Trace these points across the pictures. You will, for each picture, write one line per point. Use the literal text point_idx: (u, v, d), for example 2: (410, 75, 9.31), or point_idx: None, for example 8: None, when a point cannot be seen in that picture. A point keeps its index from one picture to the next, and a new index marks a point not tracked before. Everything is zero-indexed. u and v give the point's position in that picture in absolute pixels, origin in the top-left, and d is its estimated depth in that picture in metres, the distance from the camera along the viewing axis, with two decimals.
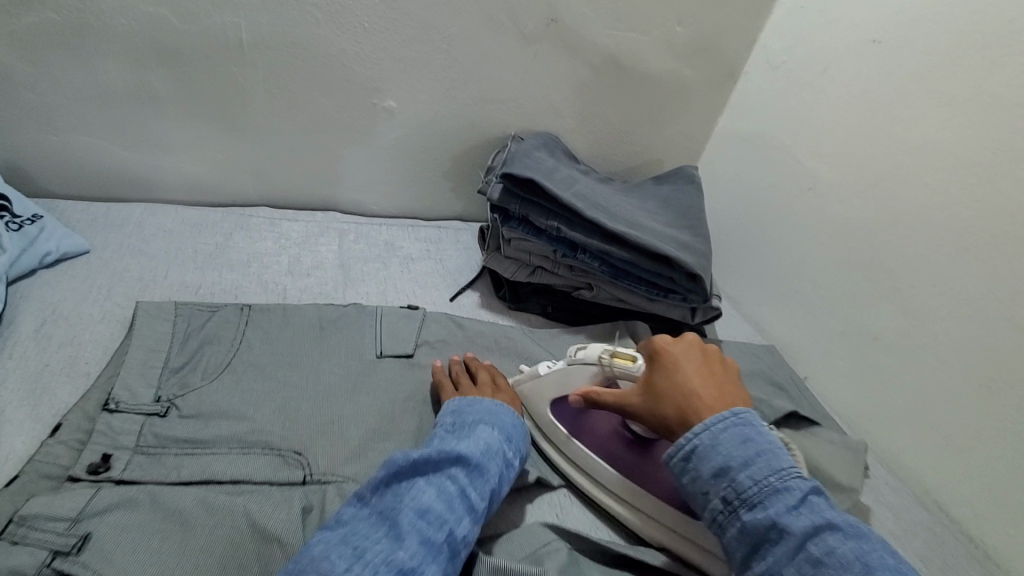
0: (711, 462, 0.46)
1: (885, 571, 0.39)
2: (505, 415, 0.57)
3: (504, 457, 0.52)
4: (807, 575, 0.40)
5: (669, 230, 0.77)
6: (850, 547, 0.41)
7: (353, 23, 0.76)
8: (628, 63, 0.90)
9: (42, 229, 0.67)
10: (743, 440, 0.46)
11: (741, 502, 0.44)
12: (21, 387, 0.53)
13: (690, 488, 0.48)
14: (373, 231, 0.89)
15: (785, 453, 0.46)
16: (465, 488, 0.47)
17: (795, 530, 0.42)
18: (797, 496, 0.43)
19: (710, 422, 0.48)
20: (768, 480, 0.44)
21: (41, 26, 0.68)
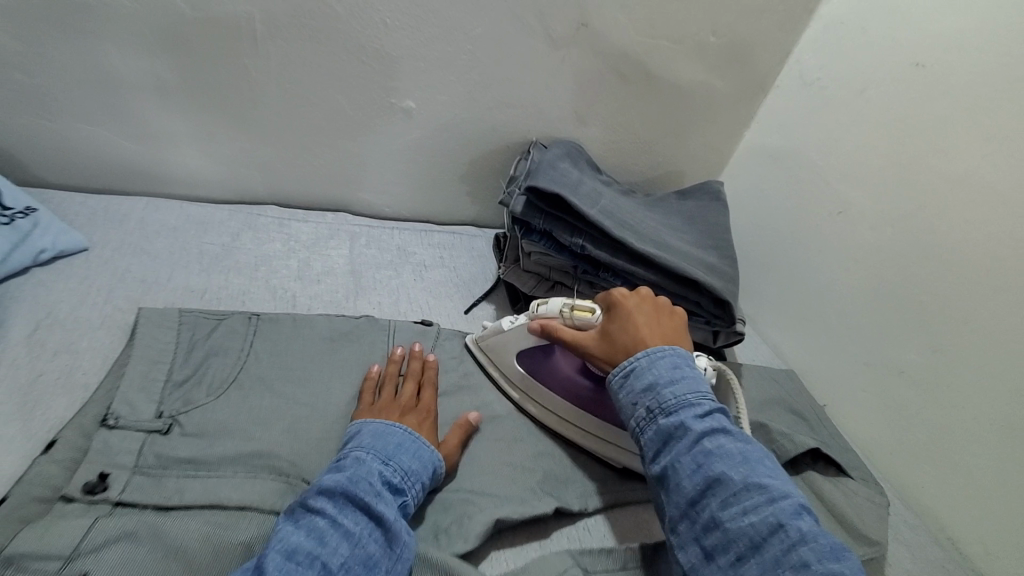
0: (643, 378, 0.53)
1: (762, 467, 0.46)
2: (397, 432, 0.52)
3: (385, 477, 0.47)
4: (699, 461, 0.46)
5: (694, 250, 0.74)
6: (739, 447, 0.47)
7: (374, 19, 0.72)
8: (657, 72, 0.86)
9: (36, 224, 0.63)
10: (674, 366, 0.53)
11: (660, 410, 0.50)
12: (12, 397, 0.49)
13: (620, 401, 0.54)
14: (385, 235, 0.86)
15: (705, 381, 0.52)
16: (335, 518, 0.43)
17: (698, 430, 0.48)
18: (705, 407, 0.50)
19: (650, 351, 0.54)
20: (686, 392, 0.51)
21: (36, 4, 0.63)
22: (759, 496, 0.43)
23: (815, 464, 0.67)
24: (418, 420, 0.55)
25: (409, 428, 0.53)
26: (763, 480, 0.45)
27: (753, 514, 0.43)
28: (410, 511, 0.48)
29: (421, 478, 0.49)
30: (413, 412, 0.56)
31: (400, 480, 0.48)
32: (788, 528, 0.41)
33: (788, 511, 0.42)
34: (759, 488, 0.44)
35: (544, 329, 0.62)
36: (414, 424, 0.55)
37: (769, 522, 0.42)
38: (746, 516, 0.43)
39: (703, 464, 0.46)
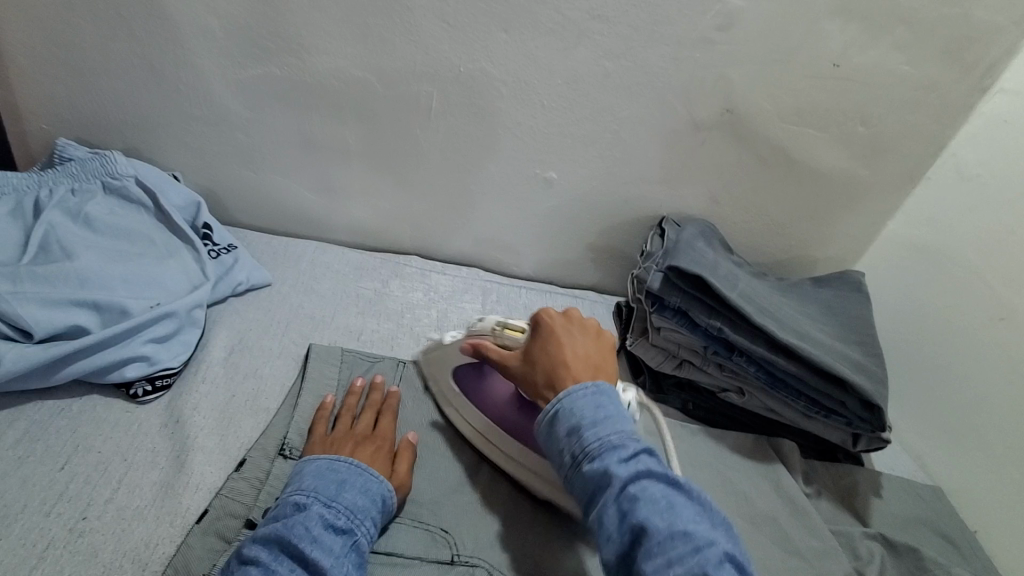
0: (568, 422, 0.49)
1: (687, 510, 0.43)
2: (342, 469, 0.50)
3: (327, 519, 0.45)
4: (624, 509, 0.43)
5: (835, 343, 0.71)
6: (662, 489, 0.44)
7: (534, 100, 0.79)
8: (800, 158, 0.85)
9: (236, 261, 0.73)
10: (598, 406, 0.50)
11: (583, 456, 0.47)
12: (214, 414, 0.56)
13: (549, 447, 0.51)
14: (513, 293, 0.90)
15: (630, 420, 0.49)
16: (269, 566, 0.42)
17: (620, 476, 0.45)
18: (631, 451, 0.46)
19: (571, 391, 0.51)
20: (609, 435, 0.47)
21: (264, 79, 0.77)
22: (685, 547, 0.40)
23: None
24: (371, 452, 0.54)
25: (358, 462, 0.52)
26: (689, 528, 0.42)
27: (679, 566, 0.39)
28: (362, 552, 0.46)
29: (367, 519, 0.47)
30: (366, 446, 0.55)
31: (345, 518, 0.46)
32: None
33: (713, 563, 0.40)
34: (684, 538, 0.41)
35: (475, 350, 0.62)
36: (367, 458, 0.53)
37: None
38: (670, 568, 0.39)
39: (628, 513, 0.43)
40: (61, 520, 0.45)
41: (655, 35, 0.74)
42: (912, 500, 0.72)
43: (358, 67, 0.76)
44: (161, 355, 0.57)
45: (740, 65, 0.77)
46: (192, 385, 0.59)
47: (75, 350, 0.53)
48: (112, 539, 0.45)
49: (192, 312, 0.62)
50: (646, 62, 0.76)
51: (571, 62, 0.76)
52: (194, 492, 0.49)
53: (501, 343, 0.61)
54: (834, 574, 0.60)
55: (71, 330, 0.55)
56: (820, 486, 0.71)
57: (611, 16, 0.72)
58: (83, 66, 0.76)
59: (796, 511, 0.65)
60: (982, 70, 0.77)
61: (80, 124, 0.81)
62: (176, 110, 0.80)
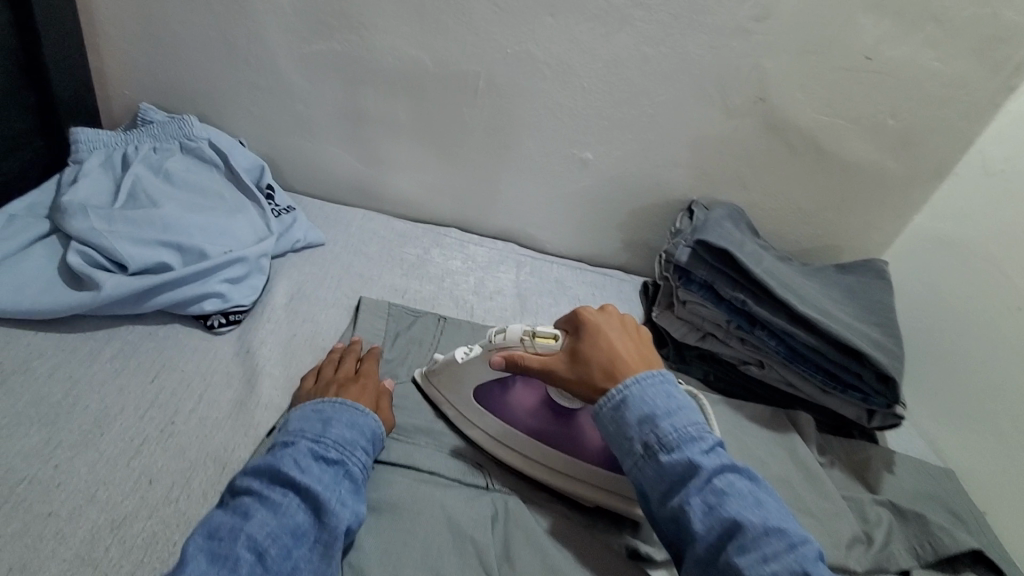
0: (638, 410, 0.52)
1: (769, 503, 0.47)
2: (326, 409, 0.52)
3: (315, 452, 0.48)
4: (711, 502, 0.47)
5: (855, 323, 0.74)
6: (744, 483, 0.48)
7: (575, 82, 0.84)
8: (830, 148, 0.88)
9: (295, 220, 0.80)
10: (669, 397, 0.52)
11: (661, 447, 0.50)
12: (278, 348, 0.63)
13: (614, 434, 0.53)
14: (545, 267, 0.95)
15: (699, 412, 0.53)
16: (262, 495, 0.44)
17: (705, 469, 0.48)
18: (709, 443, 0.50)
19: (639, 378, 0.53)
20: (686, 427, 0.50)
21: (326, 55, 0.84)
22: (778, 539, 0.44)
23: (975, 566, 0.64)
24: (357, 392, 0.56)
25: (343, 399, 0.54)
26: (778, 522, 0.46)
27: (775, 561, 0.43)
28: (354, 477, 0.48)
29: (355, 451, 0.50)
30: (351, 387, 0.57)
31: (334, 450, 0.49)
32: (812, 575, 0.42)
33: (808, 557, 0.43)
34: (777, 534, 0.44)
35: (508, 361, 0.58)
36: (354, 395, 0.56)
37: (794, 570, 0.42)
38: (766, 561, 0.43)
39: (716, 505, 0.47)
40: (154, 422, 0.52)
41: (694, 24, 0.78)
42: (923, 477, 0.75)
43: (413, 46, 0.82)
44: (234, 294, 0.64)
45: (775, 55, 0.80)
46: (259, 322, 0.65)
47: (162, 282, 0.60)
48: (196, 441, 0.51)
49: (260, 260, 0.69)
50: (685, 49, 0.80)
51: (612, 47, 0.80)
52: (264, 409, 0.56)
53: (535, 352, 0.58)
54: (843, 531, 0.63)
55: (158, 266, 0.62)
56: (834, 458, 0.74)
57: (653, 4, 0.77)
58: (167, 38, 0.83)
59: (809, 476, 0.69)
60: (1008, 71, 0.78)
61: (160, 91, 0.89)
62: (246, 82, 0.87)
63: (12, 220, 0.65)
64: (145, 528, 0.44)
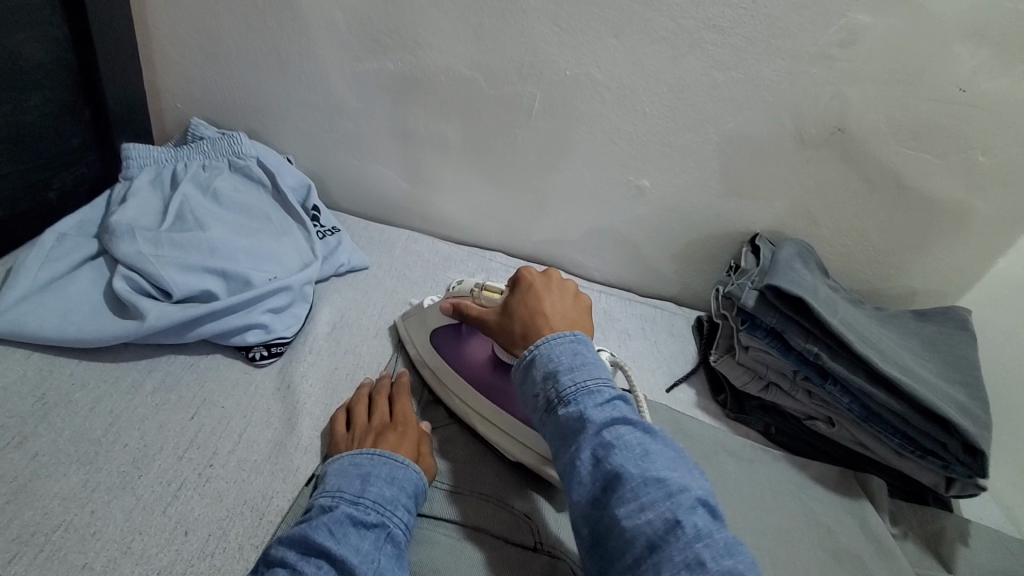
0: (545, 367, 0.50)
1: (660, 455, 0.44)
2: (363, 460, 0.48)
3: (353, 516, 0.43)
4: (599, 455, 0.44)
5: (940, 383, 0.68)
6: (637, 436, 0.45)
7: (637, 107, 0.79)
8: (912, 184, 0.81)
9: (339, 243, 0.77)
10: (575, 353, 0.50)
11: (558, 401, 0.48)
12: (320, 383, 0.60)
13: (529, 393, 0.52)
14: (593, 297, 0.90)
15: (606, 368, 0.50)
16: (295, 567, 0.39)
17: (596, 422, 0.46)
18: (606, 397, 0.47)
19: (549, 338, 0.52)
20: (585, 382, 0.48)
21: (379, 73, 0.81)
22: (656, 490, 0.41)
23: None
24: (396, 436, 0.52)
25: (382, 448, 0.50)
26: (661, 473, 0.43)
27: (649, 510, 0.40)
28: (395, 545, 0.43)
29: (397, 514, 0.45)
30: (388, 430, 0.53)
31: (374, 512, 0.44)
32: (682, 523, 0.39)
33: (684, 506, 0.40)
34: (656, 483, 0.41)
35: (454, 309, 0.62)
36: (393, 441, 0.52)
37: (666, 518, 0.40)
38: (642, 512, 0.40)
39: (602, 458, 0.44)
40: (192, 464, 0.49)
41: (771, 49, 0.72)
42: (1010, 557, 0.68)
43: (468, 66, 0.79)
44: (277, 326, 0.62)
45: (859, 82, 0.74)
46: (301, 354, 0.63)
47: (206, 313, 0.58)
48: (233, 487, 0.49)
49: (305, 287, 0.67)
50: (759, 75, 0.74)
51: (679, 72, 0.75)
52: (303, 452, 0.53)
53: (481, 302, 0.61)
54: None
55: (202, 294, 0.61)
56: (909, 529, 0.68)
57: (727, 26, 0.71)
58: (219, 51, 0.82)
59: (885, 551, 0.62)
60: None
61: (210, 105, 0.88)
62: (296, 98, 0.85)
63: (61, 239, 0.63)
64: None
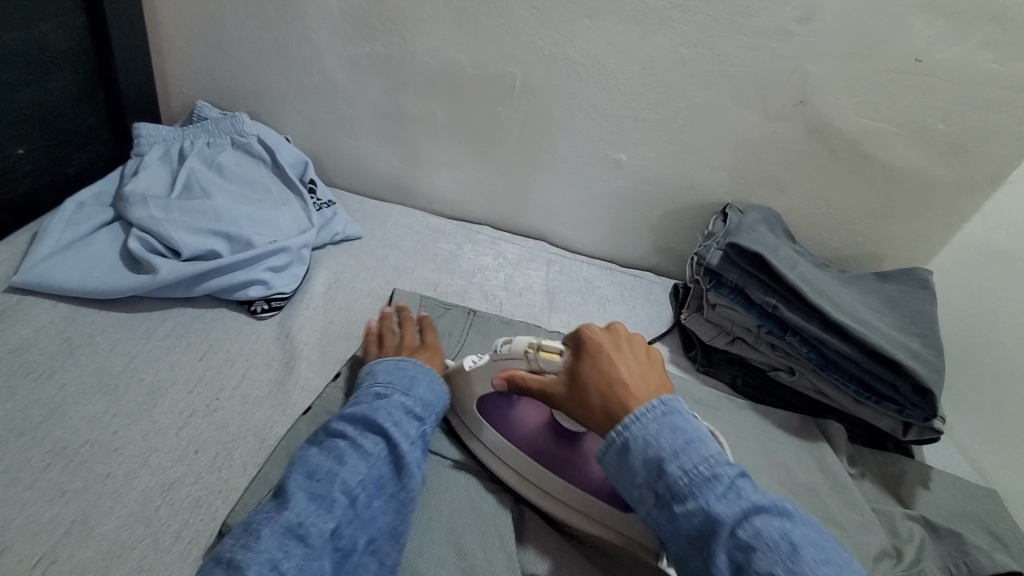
0: (642, 453, 0.45)
1: (808, 549, 0.39)
2: (407, 366, 0.59)
3: (401, 408, 0.54)
4: (738, 560, 0.39)
5: (894, 332, 0.72)
6: (775, 527, 0.40)
7: (611, 84, 0.84)
8: (873, 152, 0.86)
9: (335, 213, 0.83)
10: (675, 431, 0.45)
11: (671, 495, 0.43)
12: (315, 334, 0.66)
13: (625, 484, 0.47)
14: (575, 267, 0.96)
15: (713, 441, 0.45)
16: (354, 441, 0.50)
17: (724, 518, 0.40)
18: (725, 482, 0.42)
19: (639, 415, 0.47)
20: (695, 466, 0.43)
21: (371, 56, 0.87)
22: None
23: None
24: (425, 358, 0.63)
25: (418, 364, 0.60)
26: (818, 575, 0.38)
27: None
28: (429, 436, 0.54)
29: (432, 412, 0.56)
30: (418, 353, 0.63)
31: (417, 408, 0.55)
32: None
33: None
34: None
35: (510, 382, 0.57)
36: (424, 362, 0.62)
37: None
38: None
39: (744, 565, 0.39)
40: (200, 397, 0.56)
41: (734, 26, 0.77)
42: (962, 495, 0.72)
43: (453, 48, 0.85)
44: (276, 283, 0.68)
45: (818, 57, 0.79)
46: (298, 309, 0.69)
47: (212, 268, 0.64)
48: (238, 417, 0.55)
49: (302, 250, 0.73)
50: (723, 51, 0.80)
51: (649, 49, 0.81)
52: (300, 390, 0.59)
53: (538, 369, 0.56)
54: (871, 545, 0.61)
55: (208, 253, 0.67)
56: (865, 469, 0.73)
57: (692, 5, 0.76)
58: (223, 39, 0.89)
59: (838, 485, 0.67)
60: None
61: (215, 90, 0.94)
62: (294, 82, 0.91)
63: (82, 207, 0.70)
64: (191, 493, 0.48)
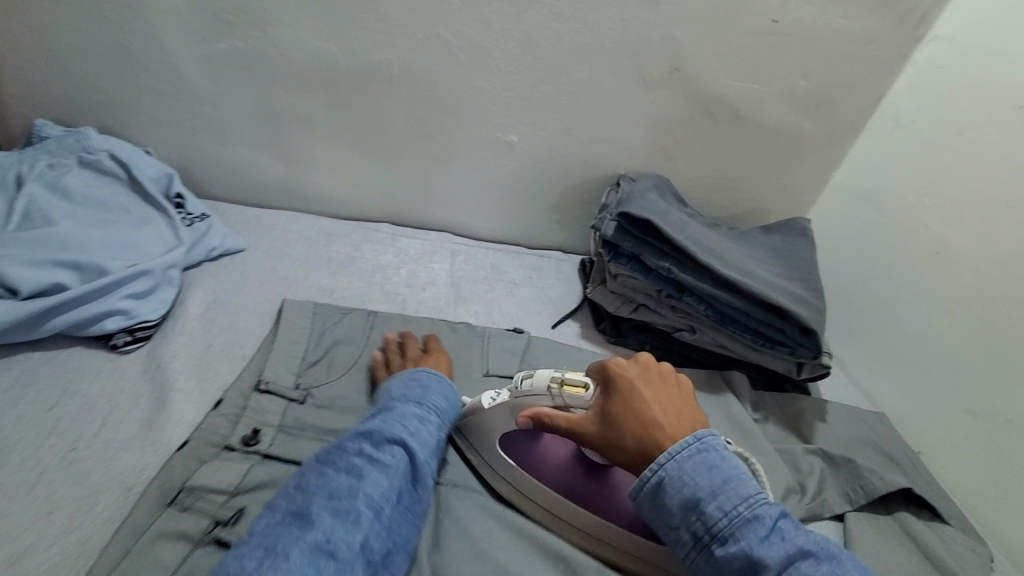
0: (680, 494, 0.46)
1: None
2: (422, 377, 0.61)
3: (415, 418, 0.55)
4: None
5: (779, 280, 0.76)
6: (821, 571, 0.41)
7: (491, 65, 0.83)
8: (745, 112, 0.89)
9: (210, 228, 0.76)
10: (710, 468, 0.46)
11: (712, 536, 0.44)
12: (191, 361, 0.62)
13: (661, 523, 0.47)
14: (481, 254, 0.94)
15: (751, 479, 0.46)
16: (371, 457, 0.50)
17: (768, 562, 0.42)
18: (767, 522, 0.44)
19: (676, 454, 0.47)
20: (736, 507, 0.44)
21: (231, 53, 0.80)
22: None
23: (907, 505, 0.66)
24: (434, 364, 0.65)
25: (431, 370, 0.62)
26: None
27: None
28: (439, 443, 0.56)
29: (444, 417, 0.58)
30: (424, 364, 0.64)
31: (431, 415, 0.57)
32: None
33: None
34: None
35: (535, 420, 0.55)
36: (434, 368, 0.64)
37: None
38: None
39: None
40: (54, 450, 0.51)
41: None
42: (855, 424, 0.77)
43: (321, 39, 0.79)
44: (140, 310, 0.62)
45: (684, 23, 0.81)
46: (170, 336, 0.64)
47: (60, 302, 0.58)
48: (100, 466, 0.50)
49: (168, 271, 0.67)
50: (596, 23, 0.80)
51: (524, 26, 0.79)
52: (175, 426, 0.55)
53: (564, 405, 0.54)
54: (779, 483, 0.64)
55: (54, 287, 0.60)
56: (769, 414, 0.76)
57: None
58: (54, 48, 0.79)
59: (743, 433, 0.71)
60: (915, 20, 0.81)
61: (55, 106, 0.84)
62: (147, 88, 0.83)
63: None
64: (48, 557, 0.44)
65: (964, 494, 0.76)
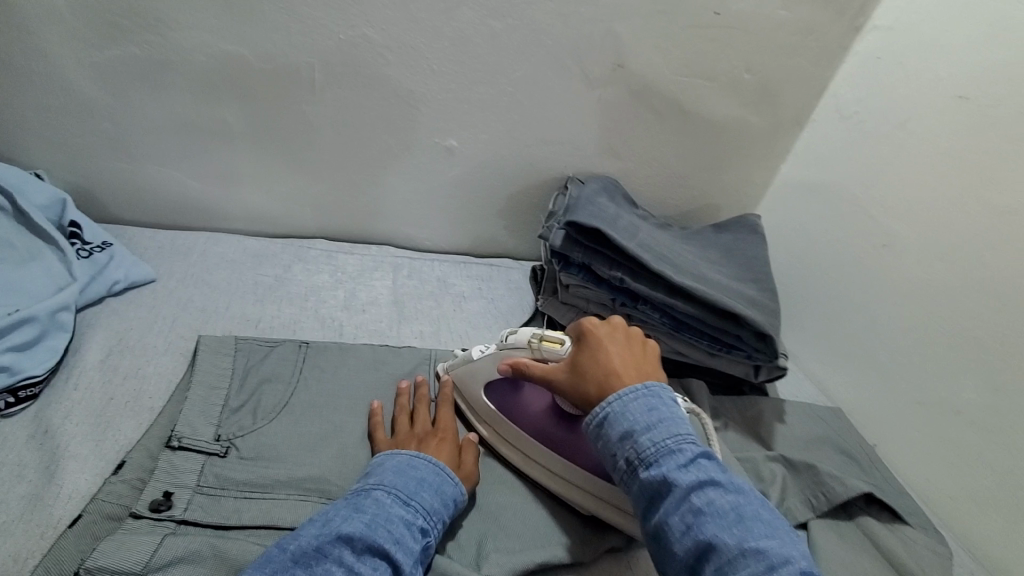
0: (618, 427, 0.49)
1: (755, 522, 0.43)
2: (421, 465, 0.53)
3: (406, 519, 0.47)
4: (688, 522, 0.43)
5: (733, 283, 0.74)
6: (728, 500, 0.43)
7: (422, 65, 0.77)
8: (691, 108, 0.87)
9: (111, 258, 0.70)
10: (649, 409, 0.49)
11: (640, 461, 0.47)
12: (87, 421, 0.55)
13: (600, 449, 0.50)
14: (425, 267, 0.88)
15: (685, 423, 0.48)
16: (353, 567, 0.42)
17: (681, 484, 0.44)
18: (689, 456, 0.46)
19: (622, 394, 0.50)
20: (665, 441, 0.47)
21: (125, 59, 0.71)
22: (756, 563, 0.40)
23: (867, 508, 0.65)
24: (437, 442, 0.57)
25: (432, 458, 0.54)
26: (758, 541, 0.41)
27: None
28: (428, 552, 0.48)
29: (440, 519, 0.50)
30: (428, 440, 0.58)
31: (423, 518, 0.49)
32: None
33: None
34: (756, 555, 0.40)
35: (512, 369, 0.59)
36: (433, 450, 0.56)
37: None
38: None
39: (693, 524, 0.43)
40: None
41: None
42: (813, 423, 0.76)
43: (229, 40, 0.71)
44: (24, 364, 0.56)
45: (624, 17, 0.76)
46: (65, 393, 0.58)
47: None
48: None
49: (59, 315, 0.61)
50: (532, 19, 0.75)
51: (456, 23, 0.74)
52: (66, 500, 0.49)
53: (541, 357, 0.58)
54: None
55: None
56: (728, 420, 0.75)
57: None
58: None
59: None
60: (852, 11, 0.80)
61: None
62: (31, 102, 0.73)
63: None
64: None
65: (919, 485, 0.76)
